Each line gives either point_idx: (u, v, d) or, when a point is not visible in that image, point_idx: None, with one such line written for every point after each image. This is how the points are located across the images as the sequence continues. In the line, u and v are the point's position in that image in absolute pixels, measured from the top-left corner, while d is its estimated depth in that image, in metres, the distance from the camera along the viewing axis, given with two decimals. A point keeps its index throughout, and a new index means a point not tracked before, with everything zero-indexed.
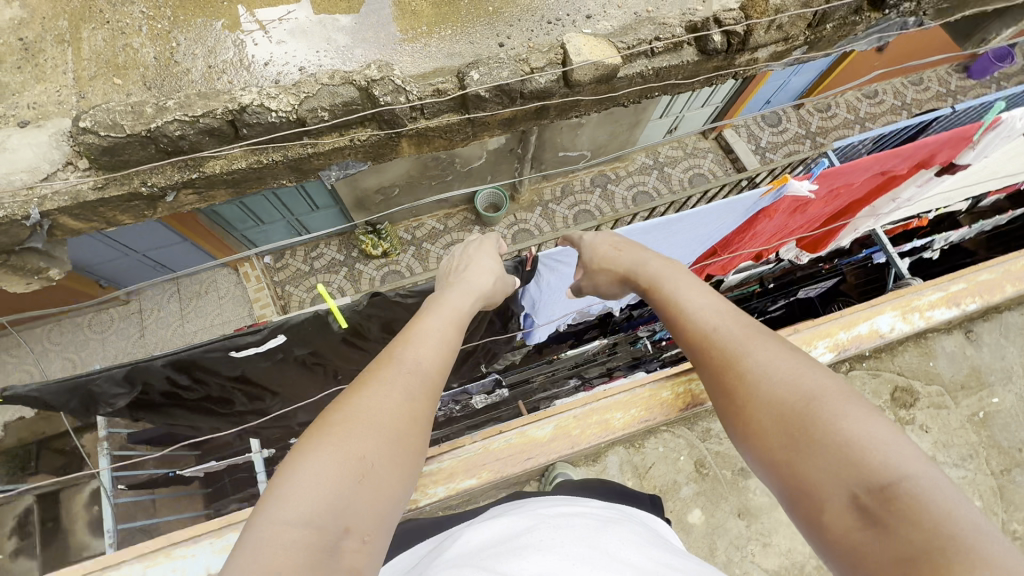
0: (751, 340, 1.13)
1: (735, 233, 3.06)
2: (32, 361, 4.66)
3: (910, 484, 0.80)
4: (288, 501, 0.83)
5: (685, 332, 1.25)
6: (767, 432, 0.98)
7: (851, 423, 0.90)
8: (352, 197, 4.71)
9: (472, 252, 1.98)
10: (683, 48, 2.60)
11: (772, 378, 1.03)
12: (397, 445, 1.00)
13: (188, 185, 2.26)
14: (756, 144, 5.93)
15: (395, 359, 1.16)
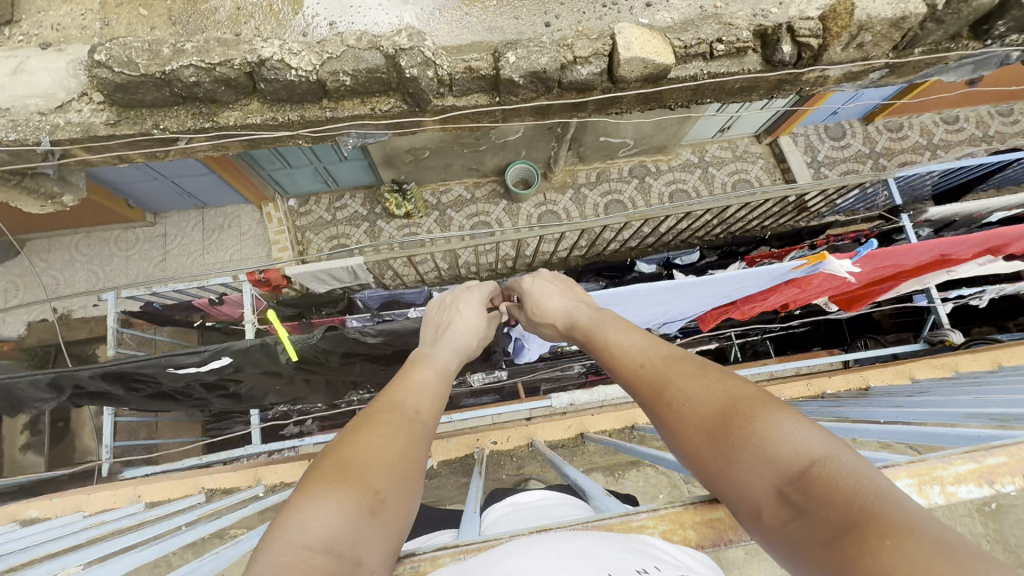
0: (674, 366, 1.04)
1: (757, 295, 2.80)
2: (60, 269, 4.81)
3: (822, 464, 0.72)
4: (307, 527, 0.69)
5: (626, 375, 1.15)
6: (699, 445, 0.88)
7: (770, 417, 0.81)
8: (382, 153, 4.43)
9: (459, 303, 1.67)
10: (747, 55, 2.34)
11: (689, 398, 0.94)
12: (406, 479, 0.85)
13: (201, 133, 2.19)
14: (812, 156, 5.51)
15: (397, 405, 1.01)
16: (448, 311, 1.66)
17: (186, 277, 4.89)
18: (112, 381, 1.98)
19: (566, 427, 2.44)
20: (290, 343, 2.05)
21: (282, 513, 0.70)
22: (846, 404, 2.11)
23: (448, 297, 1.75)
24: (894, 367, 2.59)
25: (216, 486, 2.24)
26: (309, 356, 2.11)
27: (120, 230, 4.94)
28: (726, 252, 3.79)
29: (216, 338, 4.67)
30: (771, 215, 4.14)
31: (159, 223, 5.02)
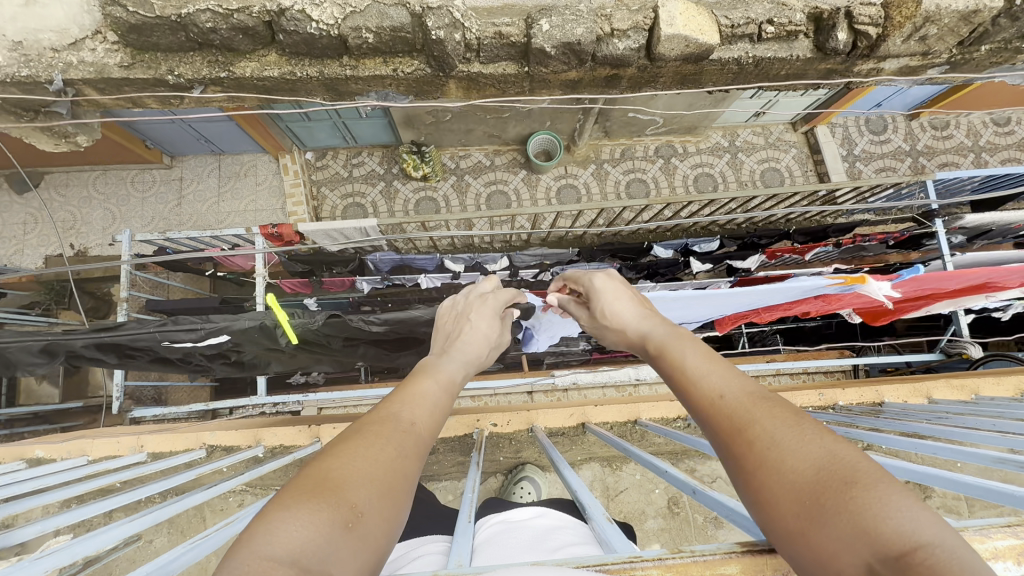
0: (759, 402, 0.90)
1: (779, 306, 2.73)
2: (76, 205, 4.80)
3: (932, 553, 0.61)
4: (274, 537, 0.65)
5: (695, 403, 1.00)
6: (781, 500, 0.76)
7: (876, 486, 0.69)
8: (402, 113, 4.31)
9: (470, 312, 1.62)
10: (798, 39, 2.18)
11: (777, 445, 0.81)
12: (389, 495, 0.81)
13: (217, 83, 2.11)
14: (849, 149, 5.25)
15: (390, 416, 0.96)
16: (461, 318, 1.60)
17: (200, 224, 4.88)
18: (114, 347, 2.00)
19: (569, 415, 2.39)
20: (291, 327, 2.05)
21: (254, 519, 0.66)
22: (859, 422, 2.04)
23: (461, 304, 1.71)
24: (910, 385, 2.53)
25: (217, 443, 2.28)
26: (313, 328, 2.09)
27: (138, 170, 4.90)
28: (746, 243, 3.59)
29: (227, 288, 4.69)
30: (799, 211, 3.95)
31: (176, 167, 4.96)
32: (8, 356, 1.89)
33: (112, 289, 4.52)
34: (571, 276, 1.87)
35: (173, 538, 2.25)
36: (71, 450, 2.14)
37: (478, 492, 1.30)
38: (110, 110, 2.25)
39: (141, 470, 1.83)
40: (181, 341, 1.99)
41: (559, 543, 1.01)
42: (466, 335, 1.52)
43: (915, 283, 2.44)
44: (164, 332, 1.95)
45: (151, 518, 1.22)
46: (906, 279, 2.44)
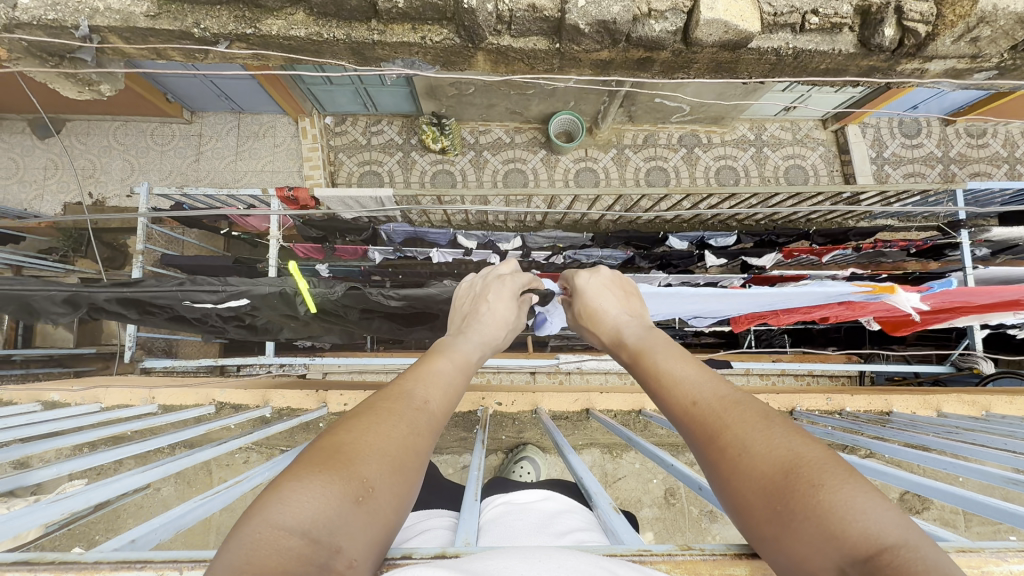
0: (730, 403, 0.86)
1: (799, 309, 2.69)
2: (95, 154, 4.82)
3: (896, 556, 0.60)
4: (286, 507, 0.66)
5: (666, 405, 0.96)
6: (754, 503, 0.74)
7: (842, 488, 0.67)
8: (424, 83, 4.25)
9: (488, 292, 1.62)
10: (842, 33, 2.10)
11: (745, 448, 0.77)
12: (399, 471, 0.81)
13: (243, 40, 2.08)
14: (878, 151, 5.10)
15: (404, 393, 0.95)
16: (479, 299, 1.60)
17: (217, 181, 4.88)
18: (134, 302, 2.04)
19: (573, 400, 2.42)
20: (311, 296, 2.06)
21: (267, 489, 0.67)
22: (866, 430, 2.02)
23: (479, 285, 1.70)
24: (921, 396, 2.50)
25: (226, 400, 2.32)
26: (332, 299, 2.10)
27: (158, 122, 4.89)
28: (763, 240, 3.48)
29: (241, 248, 4.72)
30: (821, 213, 3.84)
31: (196, 122, 4.94)
32: (32, 303, 1.93)
33: (128, 240, 4.56)
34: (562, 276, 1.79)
35: (180, 488, 2.32)
36: (85, 396, 2.20)
37: (482, 470, 1.31)
38: (134, 60, 2.22)
39: (152, 422, 1.86)
40: (202, 301, 2.01)
41: (566, 528, 1.02)
42: (483, 319, 1.50)
43: (945, 297, 2.40)
44: (185, 290, 1.97)
45: (163, 470, 1.24)
46: (935, 293, 2.42)
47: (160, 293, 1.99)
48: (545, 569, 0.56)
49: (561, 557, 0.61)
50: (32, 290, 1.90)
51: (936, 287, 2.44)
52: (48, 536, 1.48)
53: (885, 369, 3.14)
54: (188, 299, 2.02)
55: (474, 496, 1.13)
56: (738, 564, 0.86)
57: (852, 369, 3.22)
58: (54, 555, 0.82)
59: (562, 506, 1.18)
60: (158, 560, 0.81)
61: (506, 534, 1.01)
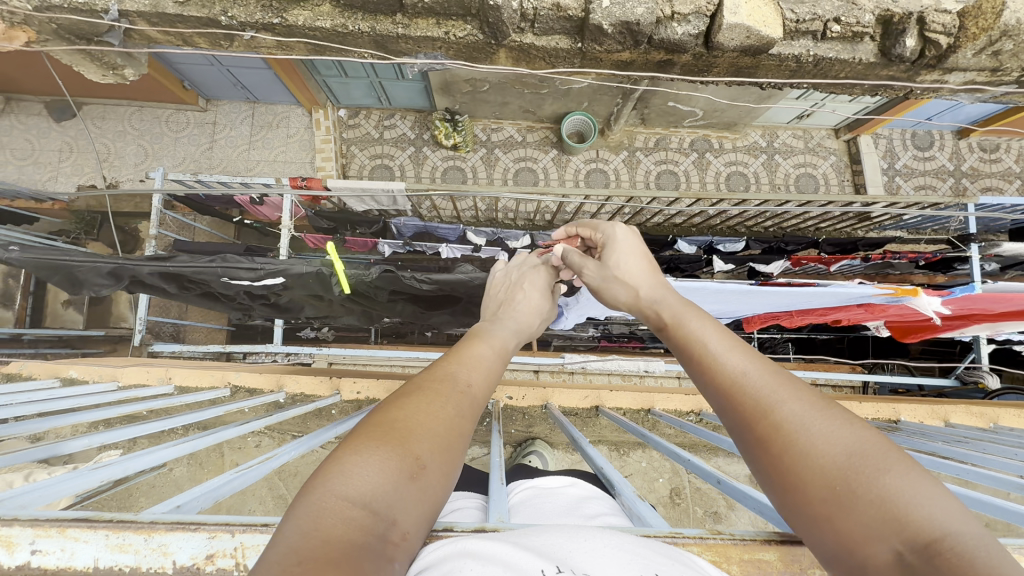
0: (786, 381, 0.89)
1: (816, 310, 2.73)
2: (110, 138, 4.85)
3: (959, 542, 0.62)
4: (347, 479, 0.69)
5: (705, 381, 0.97)
6: (809, 483, 0.76)
7: (906, 477, 0.71)
8: (440, 79, 4.27)
9: (523, 283, 1.67)
10: (863, 42, 2.11)
11: (807, 427, 0.81)
12: (450, 449, 0.83)
13: (269, 29, 2.10)
14: (890, 162, 5.10)
15: (449, 375, 0.97)
16: (516, 288, 1.65)
17: (229, 169, 4.92)
18: (175, 276, 2.04)
19: (583, 397, 2.47)
20: (346, 277, 2.07)
21: (327, 463, 0.70)
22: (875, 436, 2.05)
23: (512, 276, 1.75)
24: (928, 406, 2.52)
25: (242, 384, 2.35)
26: (366, 281, 2.10)
27: (173, 109, 4.93)
28: (772, 247, 3.50)
29: (251, 236, 4.76)
30: (832, 222, 3.85)
31: (211, 110, 4.97)
32: (77, 275, 1.97)
33: (140, 225, 4.59)
34: (582, 228, 1.77)
35: (193, 469, 2.35)
36: (103, 374, 2.23)
37: (504, 457, 1.33)
38: (160, 45, 2.25)
39: (172, 402, 1.90)
40: (239, 279, 2.02)
41: (594, 512, 1.05)
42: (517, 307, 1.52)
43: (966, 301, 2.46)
44: (225, 268, 1.98)
45: (191, 446, 1.28)
46: (956, 298, 2.50)
47: (198, 269, 1.99)
48: (591, 548, 0.63)
49: (603, 536, 0.68)
50: (75, 265, 1.95)
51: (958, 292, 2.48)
52: (75, 507, 1.52)
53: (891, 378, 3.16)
54: (225, 277, 2.03)
55: (501, 480, 1.16)
56: (767, 548, 0.89)
57: (858, 378, 3.23)
58: (111, 515, 0.87)
59: (586, 492, 1.21)
60: (212, 522, 0.86)
61: (536, 514, 1.04)
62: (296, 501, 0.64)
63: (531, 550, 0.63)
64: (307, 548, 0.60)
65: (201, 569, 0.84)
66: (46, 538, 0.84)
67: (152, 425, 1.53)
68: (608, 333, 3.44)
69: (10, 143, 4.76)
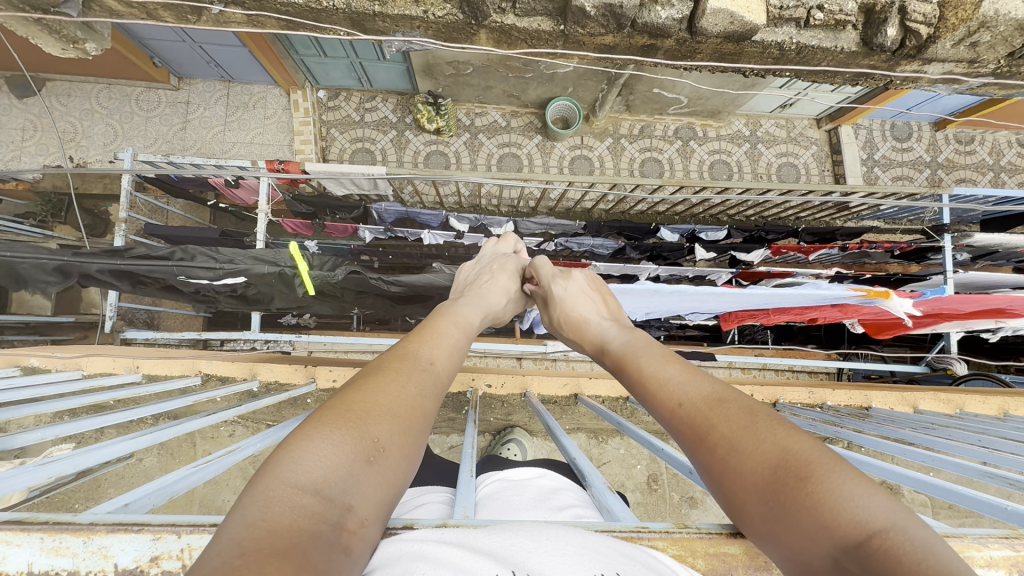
0: (713, 404, 0.87)
1: (792, 309, 2.76)
2: (77, 117, 4.65)
3: (891, 539, 0.60)
4: (296, 465, 0.66)
5: (657, 406, 0.96)
6: (752, 503, 0.74)
7: (829, 476, 0.67)
8: (421, 61, 4.17)
9: (493, 264, 1.68)
10: (845, 30, 2.09)
11: (734, 447, 0.78)
12: (411, 431, 0.80)
13: (237, 3, 2.00)
14: (869, 152, 5.15)
15: (409, 355, 0.95)
16: (485, 270, 1.64)
17: (203, 151, 4.75)
18: (126, 273, 1.99)
19: (562, 384, 2.45)
20: (311, 278, 2.03)
21: (276, 450, 0.67)
22: (846, 423, 2.08)
23: (485, 260, 1.75)
24: (898, 393, 2.58)
25: (213, 372, 2.32)
26: (331, 282, 2.07)
27: (143, 87, 4.73)
28: (752, 236, 3.50)
29: (228, 221, 4.64)
30: (811, 211, 3.89)
31: (183, 89, 4.79)
32: (22, 272, 1.90)
33: (109, 208, 4.42)
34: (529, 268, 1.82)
35: (163, 459, 2.32)
36: (67, 362, 2.18)
37: (476, 448, 1.32)
38: (122, 17, 2.14)
39: (137, 391, 1.82)
40: (197, 277, 1.98)
41: (563, 503, 1.05)
42: (490, 299, 1.47)
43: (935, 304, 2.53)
44: (182, 265, 1.94)
45: (151, 439, 1.25)
46: (927, 299, 2.56)
47: (152, 266, 1.95)
48: (550, 547, 0.63)
49: (563, 534, 0.68)
50: (19, 258, 1.87)
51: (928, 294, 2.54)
52: (33, 501, 1.44)
53: (864, 365, 3.20)
54: (183, 276, 1.99)
55: (469, 472, 1.15)
56: (733, 542, 0.89)
57: (831, 365, 3.27)
58: (49, 516, 0.83)
59: (557, 481, 1.22)
60: (156, 522, 0.82)
61: (503, 507, 1.03)
62: (243, 490, 0.60)
63: (482, 554, 0.61)
64: (251, 537, 0.55)
65: (144, 571, 0.81)
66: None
67: (130, 415, 1.48)
68: None
69: None
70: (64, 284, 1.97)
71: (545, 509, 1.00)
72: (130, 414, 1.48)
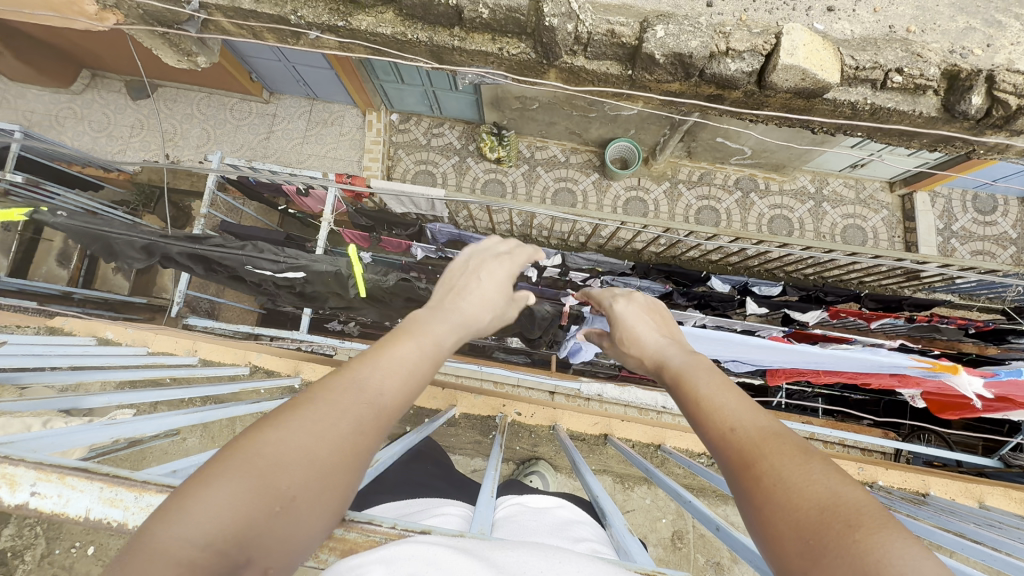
0: (768, 435, 0.82)
1: (844, 372, 2.60)
2: (178, 120, 5.16)
3: None
4: (189, 516, 0.63)
5: (702, 427, 0.92)
6: (783, 537, 0.69)
7: (883, 534, 0.62)
8: (491, 93, 4.36)
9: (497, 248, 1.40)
10: (925, 96, 2.04)
11: (781, 480, 0.74)
12: (331, 478, 0.75)
13: (332, 30, 2.20)
14: (947, 222, 4.86)
15: (356, 380, 0.84)
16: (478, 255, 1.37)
17: (281, 160, 5.13)
18: (201, 259, 2.16)
19: (594, 423, 2.52)
20: (363, 281, 2.15)
21: (171, 494, 0.65)
22: (899, 507, 1.93)
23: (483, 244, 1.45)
24: (964, 483, 2.37)
25: (261, 365, 2.46)
26: (384, 287, 2.19)
27: (238, 98, 5.20)
28: (809, 296, 3.36)
29: (293, 225, 4.96)
30: (877, 277, 3.70)
31: (272, 103, 5.22)
32: (115, 246, 2.10)
33: (191, 203, 4.82)
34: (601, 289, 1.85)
35: (204, 441, 2.45)
36: (136, 338, 2.38)
37: (500, 470, 1.32)
38: (232, 37, 2.40)
39: (193, 374, 1.96)
40: (261, 268, 2.11)
41: (580, 535, 1.03)
42: (478, 308, 1.19)
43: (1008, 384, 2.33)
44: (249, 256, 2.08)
45: (199, 417, 1.34)
46: (999, 380, 2.34)
47: (226, 254, 2.11)
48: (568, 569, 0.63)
49: (578, 562, 0.67)
50: (116, 236, 2.07)
51: (1003, 375, 2.33)
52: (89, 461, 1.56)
53: (927, 450, 2.92)
54: (248, 265, 2.12)
55: (486, 494, 1.15)
56: None
57: (888, 444, 3.00)
58: (110, 468, 0.89)
59: (578, 515, 1.20)
60: None
61: (519, 528, 1.03)
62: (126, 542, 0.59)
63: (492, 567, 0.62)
64: None
65: None
66: (46, 483, 0.88)
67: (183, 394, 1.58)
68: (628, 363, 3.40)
69: (88, 115, 5.13)
70: (146, 261, 2.15)
71: (560, 537, 0.99)
72: (183, 395, 1.58)
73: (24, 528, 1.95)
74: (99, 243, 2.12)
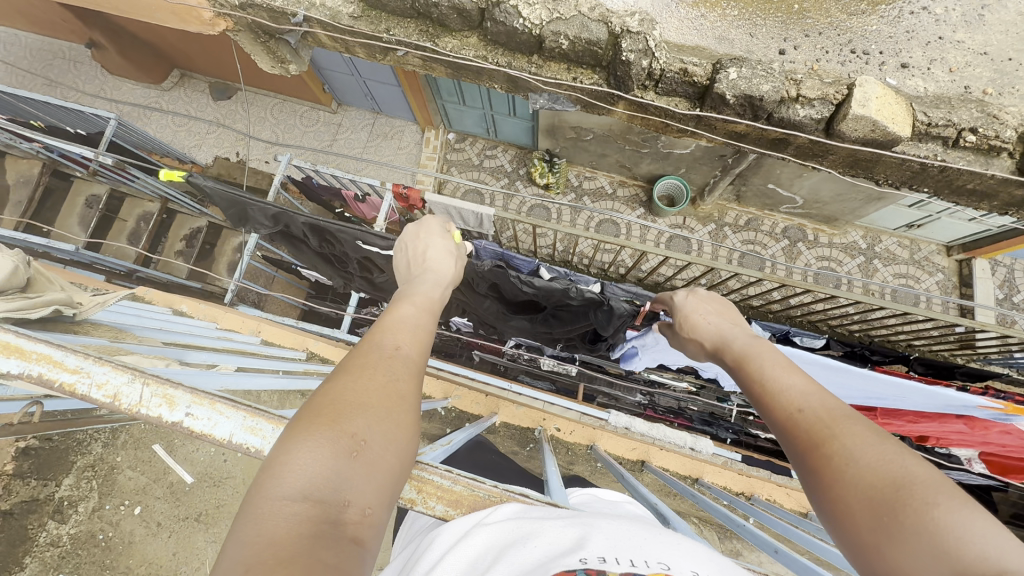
0: (836, 417, 0.95)
1: (904, 412, 2.52)
2: (252, 121, 5.52)
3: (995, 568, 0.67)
4: (283, 480, 0.73)
5: (773, 414, 1.05)
6: (855, 513, 0.82)
7: (952, 507, 0.74)
8: (549, 122, 4.51)
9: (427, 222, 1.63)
10: (998, 157, 2.03)
11: (852, 460, 0.87)
12: (391, 417, 0.87)
13: (419, 50, 2.37)
14: (1007, 293, 4.67)
15: (372, 345, 1.00)
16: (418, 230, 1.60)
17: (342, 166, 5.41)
18: (319, 231, 2.29)
19: (632, 448, 2.72)
20: None
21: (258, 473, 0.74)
22: None
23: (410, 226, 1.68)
24: None
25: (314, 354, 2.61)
26: None
27: (310, 106, 5.54)
28: (854, 353, 3.31)
29: None
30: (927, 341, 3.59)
31: (339, 113, 5.54)
32: (247, 211, 2.27)
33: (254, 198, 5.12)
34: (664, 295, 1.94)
35: None
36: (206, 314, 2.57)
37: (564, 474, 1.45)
38: (327, 49, 2.61)
39: (260, 363, 2.14)
40: (372, 246, 2.22)
41: None
42: (435, 272, 1.43)
43: None
44: (365, 234, 2.18)
45: None
46: None
47: (340, 229, 2.22)
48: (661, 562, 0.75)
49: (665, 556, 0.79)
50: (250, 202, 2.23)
51: None
52: None
53: None
54: (361, 241, 2.23)
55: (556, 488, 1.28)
56: None
57: None
58: (251, 402, 1.07)
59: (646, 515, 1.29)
60: None
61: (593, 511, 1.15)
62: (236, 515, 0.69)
63: None
64: (253, 553, 0.64)
65: None
66: (198, 406, 1.06)
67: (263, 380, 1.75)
68: (653, 401, 3.45)
69: (173, 110, 5.55)
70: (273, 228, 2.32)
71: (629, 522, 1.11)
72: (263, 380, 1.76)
73: (82, 479, 2.10)
74: (232, 208, 2.29)
